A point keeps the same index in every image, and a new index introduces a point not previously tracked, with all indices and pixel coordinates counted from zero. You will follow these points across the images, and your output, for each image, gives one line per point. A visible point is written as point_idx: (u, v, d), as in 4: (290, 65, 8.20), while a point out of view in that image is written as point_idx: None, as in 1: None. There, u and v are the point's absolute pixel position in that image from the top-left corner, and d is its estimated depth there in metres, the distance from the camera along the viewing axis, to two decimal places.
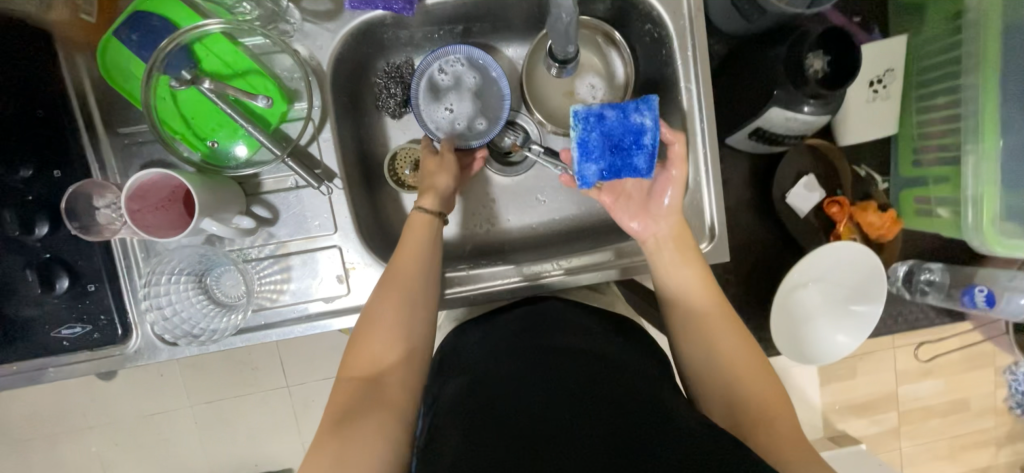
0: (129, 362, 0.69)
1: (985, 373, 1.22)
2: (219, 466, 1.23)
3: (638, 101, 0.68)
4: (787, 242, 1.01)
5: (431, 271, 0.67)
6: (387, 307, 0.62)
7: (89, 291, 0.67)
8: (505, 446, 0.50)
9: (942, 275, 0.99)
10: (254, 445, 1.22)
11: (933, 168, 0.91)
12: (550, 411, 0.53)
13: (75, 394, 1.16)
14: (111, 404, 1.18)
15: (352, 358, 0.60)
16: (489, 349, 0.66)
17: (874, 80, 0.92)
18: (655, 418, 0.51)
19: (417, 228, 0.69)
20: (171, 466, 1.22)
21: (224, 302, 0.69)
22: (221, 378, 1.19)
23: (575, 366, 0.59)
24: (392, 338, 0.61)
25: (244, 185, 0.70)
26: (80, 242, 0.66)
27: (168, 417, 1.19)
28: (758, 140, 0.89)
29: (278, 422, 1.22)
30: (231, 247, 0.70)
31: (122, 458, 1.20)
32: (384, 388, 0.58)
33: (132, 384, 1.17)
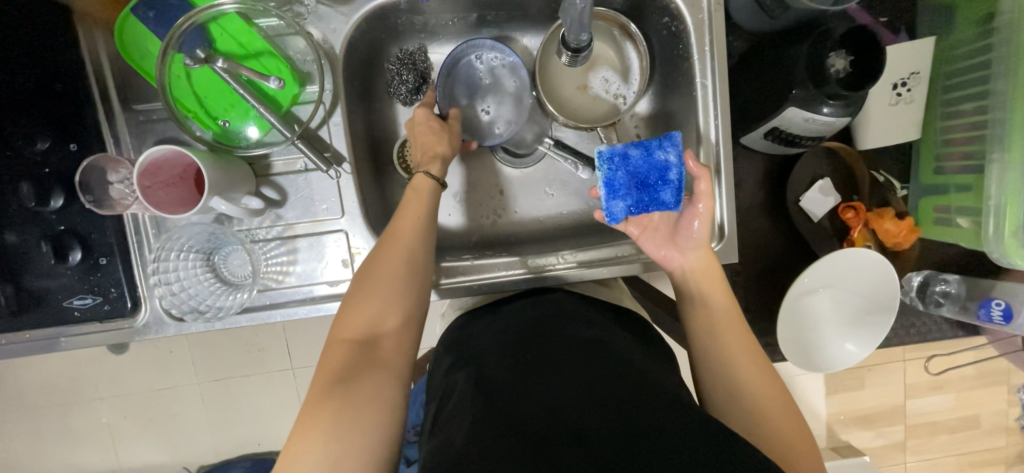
0: (137, 335, 0.70)
1: (998, 390, 1.19)
2: (224, 443, 1.25)
3: (662, 138, 0.68)
4: (800, 246, 0.99)
5: (427, 243, 0.66)
6: (386, 274, 0.62)
7: (101, 264, 0.68)
8: (506, 428, 0.50)
9: (958, 286, 0.95)
10: (259, 424, 1.25)
11: (957, 176, 0.88)
12: (557, 402, 0.52)
13: (88, 366, 1.19)
14: (121, 377, 1.20)
15: (346, 321, 0.59)
16: (497, 339, 0.67)
17: (899, 83, 0.89)
18: (655, 407, 0.50)
19: (419, 190, 0.68)
20: (178, 440, 1.25)
21: (231, 280, 0.70)
22: (228, 357, 1.21)
23: (580, 358, 0.59)
24: (389, 304, 0.61)
25: (254, 166, 0.70)
26: (92, 215, 0.67)
27: (176, 393, 1.22)
28: (774, 141, 0.87)
29: (283, 402, 1.24)
30: (239, 227, 0.70)
31: (131, 430, 1.23)
32: (378, 352, 0.58)
33: (142, 358, 1.20)
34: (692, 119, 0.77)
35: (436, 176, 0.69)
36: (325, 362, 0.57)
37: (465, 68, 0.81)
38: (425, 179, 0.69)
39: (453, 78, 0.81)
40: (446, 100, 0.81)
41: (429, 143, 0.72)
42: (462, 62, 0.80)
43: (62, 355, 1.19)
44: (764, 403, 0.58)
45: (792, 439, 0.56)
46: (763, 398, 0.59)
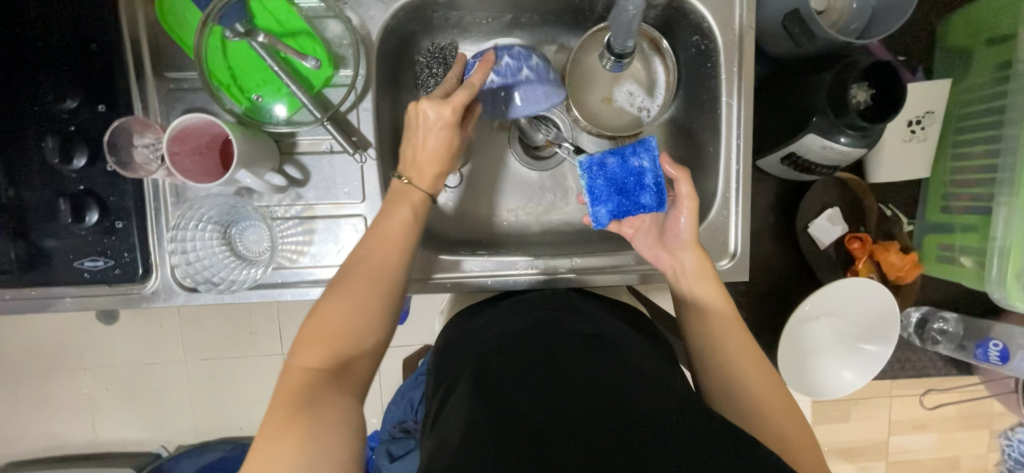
0: (144, 302, 0.69)
1: (979, 432, 1.21)
2: (206, 424, 1.24)
3: (636, 144, 0.71)
4: (804, 272, 1.00)
5: (401, 265, 0.63)
6: (347, 309, 0.58)
7: (116, 227, 0.68)
8: (501, 430, 0.49)
9: (955, 325, 0.97)
10: (243, 407, 1.23)
11: (963, 216, 0.90)
12: (560, 406, 0.51)
13: (77, 334, 1.17)
14: (110, 347, 1.19)
15: (310, 347, 0.56)
16: (498, 337, 0.66)
17: (913, 120, 0.91)
18: (652, 417, 0.49)
19: (411, 201, 0.66)
20: (159, 417, 1.23)
21: (245, 256, 0.70)
22: (220, 337, 1.20)
23: (582, 358, 0.58)
24: (358, 325, 0.58)
25: (280, 143, 0.71)
26: (114, 178, 0.67)
27: (163, 368, 1.20)
28: (789, 166, 0.89)
29: (270, 387, 1.23)
30: (259, 202, 0.70)
31: (113, 403, 1.21)
32: (345, 382, 0.56)
33: (133, 330, 1.18)
34: (714, 136, 0.78)
35: (432, 195, 0.68)
36: (285, 389, 0.54)
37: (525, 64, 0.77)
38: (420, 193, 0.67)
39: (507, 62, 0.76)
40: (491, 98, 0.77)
41: (435, 150, 0.67)
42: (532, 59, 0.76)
43: (52, 319, 1.17)
44: (770, 418, 0.58)
45: (790, 436, 0.57)
46: (768, 415, 0.58)
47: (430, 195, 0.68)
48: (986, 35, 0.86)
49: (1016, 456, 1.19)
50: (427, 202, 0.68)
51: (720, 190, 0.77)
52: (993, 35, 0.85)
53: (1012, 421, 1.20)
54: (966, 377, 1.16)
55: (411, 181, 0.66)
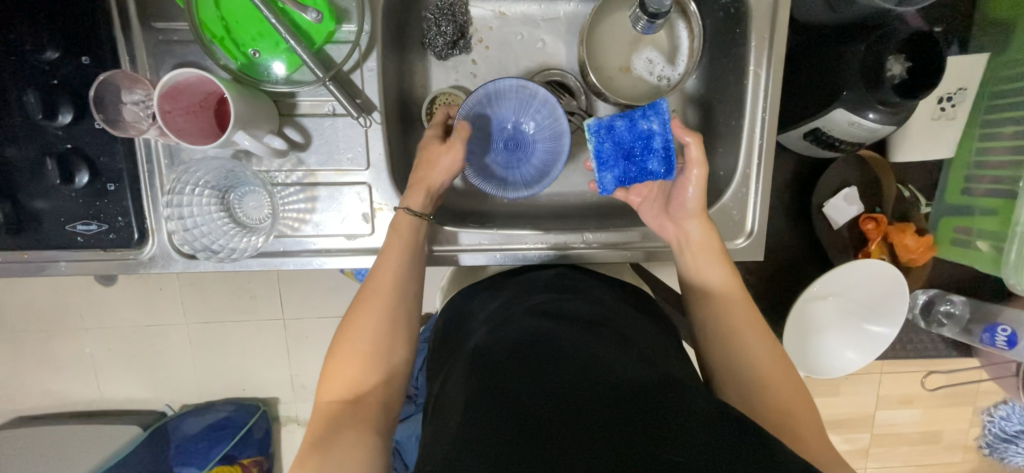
0: (142, 269, 0.67)
1: (965, 410, 1.22)
2: (208, 385, 1.25)
3: (647, 106, 0.68)
4: (814, 251, 0.99)
5: (404, 293, 0.64)
6: (359, 337, 0.60)
7: (109, 190, 0.64)
8: (501, 417, 0.47)
9: (963, 307, 0.97)
10: (244, 369, 1.24)
11: (983, 199, 0.88)
12: (563, 390, 0.49)
13: (75, 294, 1.16)
14: (110, 309, 1.18)
15: (331, 381, 0.59)
16: (500, 319, 0.63)
17: (944, 97, 0.87)
18: (657, 405, 0.47)
19: (403, 231, 0.66)
20: (160, 378, 1.23)
21: (245, 224, 0.67)
22: (219, 301, 1.19)
23: (587, 341, 0.56)
24: (368, 351, 0.59)
25: (279, 104, 0.67)
26: (103, 136, 0.63)
27: (163, 330, 1.20)
28: (812, 142, 0.85)
29: (270, 351, 1.23)
30: (259, 167, 0.67)
31: (115, 363, 1.21)
32: (364, 408, 0.57)
33: (132, 292, 1.17)
34: (737, 108, 0.74)
35: (416, 211, 0.66)
36: (313, 423, 0.56)
37: (530, 98, 0.73)
38: (406, 216, 0.66)
39: (511, 94, 0.73)
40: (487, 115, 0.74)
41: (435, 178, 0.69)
42: (538, 93, 0.72)
43: (48, 279, 1.15)
44: (773, 391, 0.57)
45: (792, 407, 0.57)
46: (771, 387, 0.58)
47: (420, 214, 0.68)
48: None
49: (996, 432, 1.21)
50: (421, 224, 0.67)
51: (741, 166, 0.74)
52: None
53: (995, 398, 1.21)
54: (960, 358, 1.16)
55: (401, 204, 0.67)
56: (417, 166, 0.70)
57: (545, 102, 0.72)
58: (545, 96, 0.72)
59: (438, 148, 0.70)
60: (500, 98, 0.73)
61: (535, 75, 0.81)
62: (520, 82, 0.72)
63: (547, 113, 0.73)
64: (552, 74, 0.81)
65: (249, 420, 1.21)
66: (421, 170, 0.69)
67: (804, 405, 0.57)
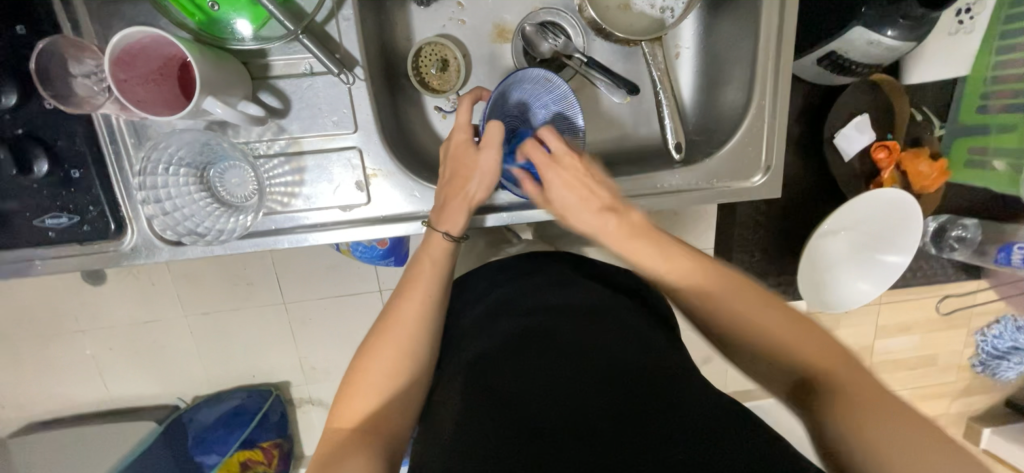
0: (126, 260, 0.62)
1: (961, 332, 1.25)
2: (217, 375, 1.23)
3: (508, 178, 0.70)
4: (824, 185, 0.96)
5: (430, 326, 0.60)
6: (377, 367, 0.56)
7: (74, 178, 0.58)
8: (516, 426, 0.46)
9: (975, 232, 0.95)
10: (250, 357, 1.22)
11: (999, 116, 0.86)
12: (577, 395, 0.48)
13: (66, 296, 1.11)
14: (105, 309, 1.13)
15: (341, 406, 0.55)
16: (492, 312, 0.61)
17: (962, 9, 0.81)
18: (670, 406, 0.46)
19: (434, 257, 0.63)
20: (168, 373, 1.21)
21: (230, 202, 0.62)
22: (216, 291, 1.14)
23: (596, 338, 0.54)
24: (385, 379, 0.56)
25: (250, 66, 0.60)
26: (58, 118, 0.56)
27: (163, 325, 1.16)
28: (826, 67, 0.78)
29: (275, 336, 1.20)
30: (237, 137, 0.61)
31: (120, 362, 1.18)
32: (378, 438, 0.53)
33: (124, 290, 1.12)
34: (749, 33, 0.69)
35: (454, 236, 0.64)
36: (320, 449, 0.53)
37: (549, 92, 0.69)
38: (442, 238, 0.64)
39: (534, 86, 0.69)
40: (499, 111, 0.69)
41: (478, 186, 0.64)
42: (560, 88, 0.68)
43: (34, 283, 1.09)
44: (810, 365, 0.50)
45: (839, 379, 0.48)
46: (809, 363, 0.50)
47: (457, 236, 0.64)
48: None
49: (989, 350, 1.23)
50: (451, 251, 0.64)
51: (755, 98, 0.69)
52: None
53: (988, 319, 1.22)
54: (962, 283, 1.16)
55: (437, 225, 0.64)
56: (443, 181, 0.66)
57: (564, 99, 0.69)
58: (565, 92, 0.68)
59: (467, 156, 0.64)
60: (519, 86, 0.69)
61: (525, 18, 0.75)
62: (545, 73, 0.68)
63: (564, 112, 0.70)
64: (542, 14, 0.75)
65: (263, 405, 1.20)
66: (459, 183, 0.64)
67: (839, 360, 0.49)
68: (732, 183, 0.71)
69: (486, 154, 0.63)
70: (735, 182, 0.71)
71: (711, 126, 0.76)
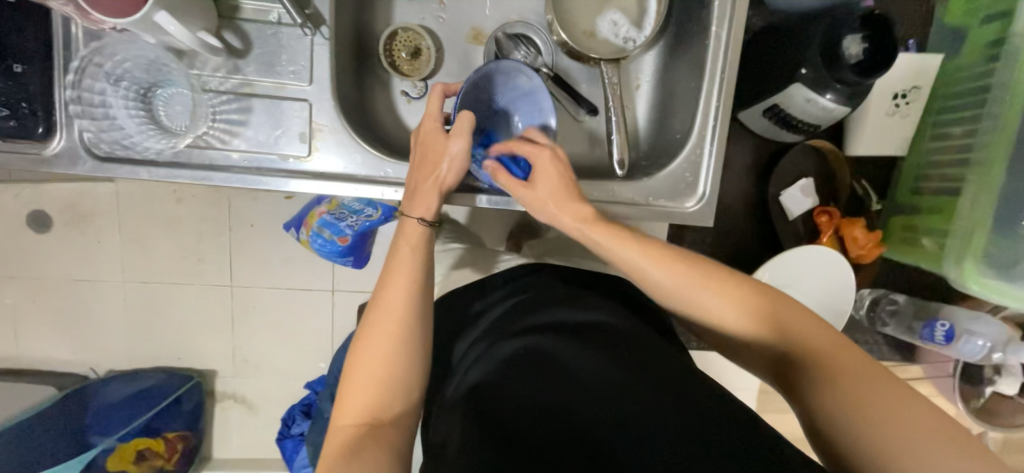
0: (46, 166, 0.61)
1: None
2: (136, 351, 1.14)
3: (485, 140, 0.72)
4: (770, 243, 0.99)
5: (416, 311, 0.58)
6: (371, 354, 0.55)
7: (14, 72, 0.58)
8: (516, 445, 0.44)
9: (906, 307, 0.97)
10: (181, 337, 1.15)
11: (930, 197, 0.88)
12: (574, 412, 0.46)
13: (3, 239, 1.07)
14: (40, 259, 1.08)
15: (345, 404, 0.54)
16: (493, 334, 0.60)
17: (900, 93, 0.87)
18: (681, 418, 0.44)
19: (410, 243, 0.60)
20: (85, 340, 1.13)
21: (167, 126, 0.63)
22: (161, 260, 1.11)
23: (589, 353, 0.52)
24: (377, 372, 0.54)
25: (219, 6, 0.62)
26: (15, 15, 0.57)
27: (95, 287, 1.10)
28: (773, 120, 0.85)
29: (214, 319, 1.14)
30: (193, 69, 0.62)
31: (38, 319, 1.10)
32: (385, 430, 0.53)
33: (65, 241, 1.08)
34: (697, 70, 0.74)
35: (427, 220, 0.61)
36: (328, 449, 0.51)
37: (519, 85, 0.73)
38: (418, 226, 0.61)
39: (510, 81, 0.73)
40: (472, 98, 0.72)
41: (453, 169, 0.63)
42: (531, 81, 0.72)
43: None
44: (821, 352, 0.50)
45: (842, 361, 0.49)
46: (821, 348, 0.51)
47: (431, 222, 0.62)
48: (983, 13, 0.81)
49: None
50: (428, 235, 0.61)
51: (697, 128, 0.73)
52: (990, 13, 0.80)
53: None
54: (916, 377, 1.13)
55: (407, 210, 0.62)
56: (414, 170, 0.65)
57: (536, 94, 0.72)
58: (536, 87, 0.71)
59: (437, 140, 0.63)
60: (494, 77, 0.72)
61: (500, 26, 0.79)
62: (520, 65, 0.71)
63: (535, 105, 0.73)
64: (516, 26, 0.80)
65: (176, 390, 1.11)
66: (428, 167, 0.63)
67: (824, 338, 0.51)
68: (667, 204, 0.73)
69: (454, 140, 0.63)
70: (671, 204, 0.73)
71: (657, 152, 0.80)
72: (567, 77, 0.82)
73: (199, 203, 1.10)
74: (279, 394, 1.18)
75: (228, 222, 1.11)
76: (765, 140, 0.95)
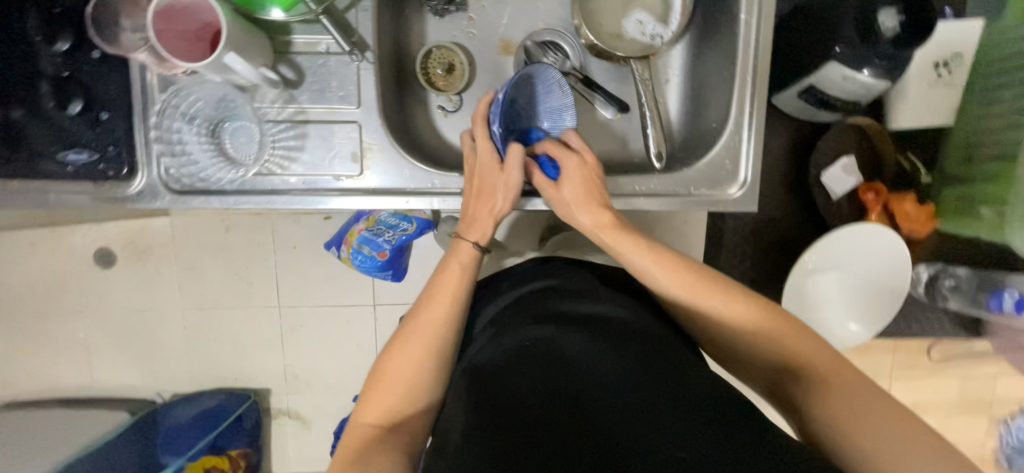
0: (131, 203, 0.67)
1: (978, 420, 1.13)
2: (198, 373, 1.21)
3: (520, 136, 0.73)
4: (813, 225, 0.97)
5: (453, 334, 0.60)
6: (406, 365, 0.57)
7: (102, 119, 0.64)
8: (517, 439, 0.45)
9: (969, 281, 0.94)
10: (237, 359, 1.21)
11: (984, 164, 0.85)
12: (573, 409, 0.48)
13: (75, 276, 1.16)
14: (107, 293, 1.17)
15: (368, 404, 0.57)
16: (495, 326, 0.61)
17: (940, 63, 0.85)
18: (673, 419, 0.46)
19: (462, 260, 0.63)
20: (152, 365, 1.20)
21: (234, 158, 0.68)
22: (215, 286, 1.17)
23: (589, 344, 0.54)
24: (408, 383, 0.57)
25: (274, 42, 0.68)
26: (102, 68, 0.64)
27: (158, 315, 1.18)
28: (808, 101, 0.84)
29: (266, 339, 1.20)
30: (254, 102, 0.68)
31: (109, 349, 1.19)
32: (404, 433, 0.56)
33: (129, 274, 1.16)
34: (729, 57, 0.74)
35: (482, 246, 0.64)
36: (347, 444, 0.55)
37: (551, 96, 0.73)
38: (471, 249, 0.64)
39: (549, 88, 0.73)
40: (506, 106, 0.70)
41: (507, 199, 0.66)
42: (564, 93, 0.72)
43: (49, 261, 1.15)
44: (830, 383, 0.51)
45: (851, 392, 0.50)
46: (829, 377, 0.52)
47: (481, 247, 0.64)
48: None
49: (1012, 443, 1.10)
50: (480, 259, 0.64)
51: (733, 116, 0.73)
52: None
53: (1009, 408, 1.11)
54: (982, 358, 1.08)
55: (464, 237, 0.64)
56: (469, 197, 0.68)
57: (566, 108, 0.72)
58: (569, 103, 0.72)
59: (492, 174, 0.66)
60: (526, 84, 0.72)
61: (529, 35, 0.82)
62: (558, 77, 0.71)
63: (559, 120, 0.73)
64: (545, 33, 0.82)
65: (238, 408, 1.17)
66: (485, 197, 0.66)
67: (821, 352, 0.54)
68: (710, 192, 0.74)
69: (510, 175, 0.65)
70: (713, 192, 0.74)
71: (693, 143, 0.81)
72: (597, 78, 0.84)
73: (246, 229, 1.16)
74: (330, 408, 1.23)
75: (273, 246, 1.16)
76: (800, 122, 0.94)
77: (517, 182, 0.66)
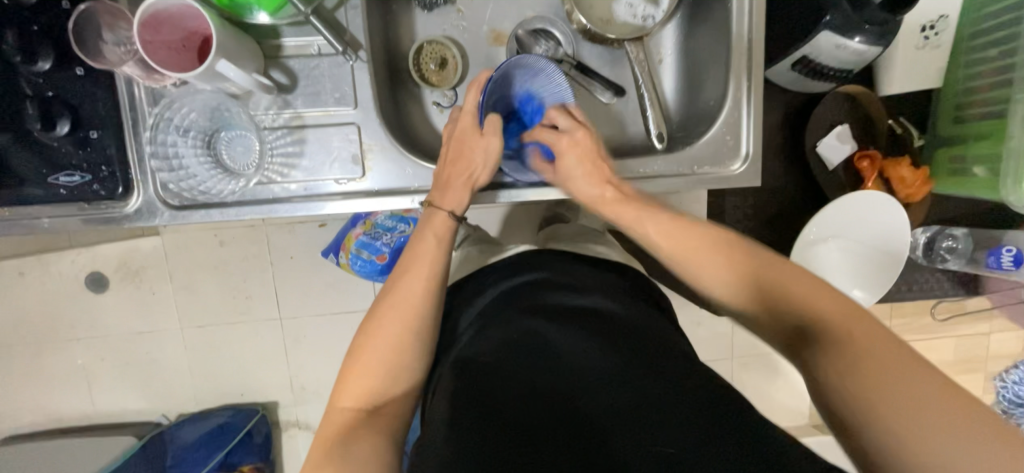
0: (128, 222, 0.66)
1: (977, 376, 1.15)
2: (203, 391, 1.19)
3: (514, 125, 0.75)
4: (811, 196, 0.98)
5: (430, 313, 0.59)
6: (383, 344, 0.57)
7: (91, 138, 0.62)
8: (496, 421, 0.46)
9: (966, 241, 0.95)
10: (242, 374, 1.19)
11: (975, 124, 0.87)
12: (554, 392, 0.49)
13: (68, 302, 1.13)
14: (103, 318, 1.14)
15: (347, 385, 0.56)
16: (485, 319, 0.62)
17: (928, 25, 0.86)
18: (651, 401, 0.46)
19: (438, 234, 0.63)
20: (156, 387, 1.18)
21: (231, 168, 0.67)
22: (214, 303, 1.15)
23: (578, 335, 0.55)
24: (385, 362, 0.57)
25: (264, 48, 0.66)
26: (88, 85, 0.62)
27: (157, 336, 1.16)
28: (801, 73, 0.85)
29: (270, 352, 1.19)
30: (249, 110, 0.66)
31: (110, 374, 1.16)
32: (383, 417, 0.55)
33: (124, 297, 1.13)
34: (724, 33, 0.74)
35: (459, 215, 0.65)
36: (326, 429, 0.54)
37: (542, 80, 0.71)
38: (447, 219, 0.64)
39: (535, 75, 0.71)
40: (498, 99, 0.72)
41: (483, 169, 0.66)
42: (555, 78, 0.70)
43: (39, 290, 1.12)
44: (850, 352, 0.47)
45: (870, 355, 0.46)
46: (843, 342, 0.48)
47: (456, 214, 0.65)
48: None
49: None
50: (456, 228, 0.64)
51: (731, 91, 0.73)
52: None
53: (1007, 362, 1.13)
54: (979, 315, 1.10)
55: (438, 204, 0.65)
56: (443, 165, 0.68)
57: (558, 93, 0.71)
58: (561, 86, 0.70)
59: (463, 145, 0.67)
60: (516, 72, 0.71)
61: (519, 24, 0.81)
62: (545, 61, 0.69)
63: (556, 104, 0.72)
64: (535, 21, 0.81)
65: (246, 424, 1.15)
66: (457, 163, 0.66)
67: (840, 318, 0.49)
68: (713, 170, 0.74)
69: (484, 144, 0.66)
70: (716, 169, 0.74)
71: (692, 122, 0.81)
72: (591, 63, 0.84)
73: (240, 242, 1.14)
74: None
75: (269, 257, 1.14)
76: (793, 94, 0.94)
77: (495, 152, 0.66)
